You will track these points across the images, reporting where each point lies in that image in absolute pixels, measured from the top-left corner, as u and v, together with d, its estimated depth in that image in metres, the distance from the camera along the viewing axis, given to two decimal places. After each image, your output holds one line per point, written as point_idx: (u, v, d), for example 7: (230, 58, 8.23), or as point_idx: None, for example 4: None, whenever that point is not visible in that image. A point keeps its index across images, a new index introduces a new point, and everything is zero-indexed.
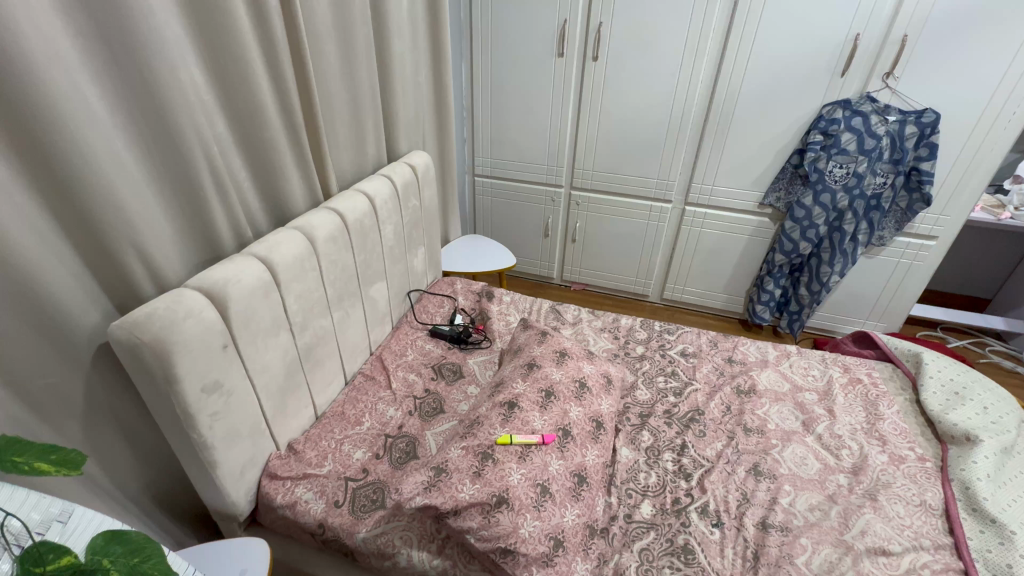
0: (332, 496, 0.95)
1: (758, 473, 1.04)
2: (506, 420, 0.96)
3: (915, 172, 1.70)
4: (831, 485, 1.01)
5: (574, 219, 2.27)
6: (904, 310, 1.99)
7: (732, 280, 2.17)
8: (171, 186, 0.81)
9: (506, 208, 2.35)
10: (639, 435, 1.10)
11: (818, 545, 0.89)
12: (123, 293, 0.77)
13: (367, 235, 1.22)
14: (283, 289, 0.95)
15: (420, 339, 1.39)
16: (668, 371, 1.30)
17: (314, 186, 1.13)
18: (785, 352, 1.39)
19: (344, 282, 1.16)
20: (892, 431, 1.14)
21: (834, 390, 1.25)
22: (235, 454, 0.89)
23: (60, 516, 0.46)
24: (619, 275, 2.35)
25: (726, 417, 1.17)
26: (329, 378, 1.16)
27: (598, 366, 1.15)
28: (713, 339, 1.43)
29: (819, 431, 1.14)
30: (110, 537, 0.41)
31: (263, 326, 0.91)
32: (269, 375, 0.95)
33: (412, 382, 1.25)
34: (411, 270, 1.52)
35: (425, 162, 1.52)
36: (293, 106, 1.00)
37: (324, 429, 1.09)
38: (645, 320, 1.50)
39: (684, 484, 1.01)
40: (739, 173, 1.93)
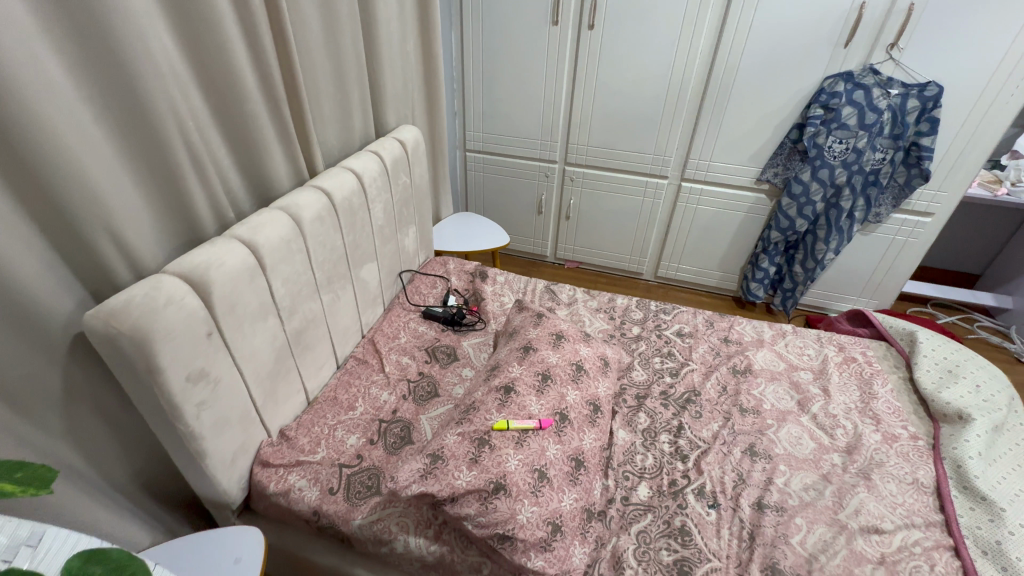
0: (326, 483, 0.93)
1: (754, 453, 1.04)
2: (503, 405, 0.94)
3: (915, 147, 1.67)
4: (825, 464, 1.02)
5: (568, 195, 2.23)
6: (896, 287, 2.00)
7: (726, 257, 2.16)
8: (144, 165, 0.76)
9: (499, 185, 2.29)
10: (636, 417, 1.10)
11: (812, 524, 0.90)
12: (98, 279, 0.72)
13: (356, 214, 1.17)
14: (269, 273, 0.91)
15: (413, 321, 1.36)
16: (664, 352, 1.29)
17: (298, 162, 1.07)
18: (780, 331, 1.39)
19: (333, 264, 1.12)
20: (885, 409, 1.15)
21: (829, 368, 1.25)
22: (224, 443, 0.87)
23: (29, 540, 0.42)
24: (613, 253, 2.33)
25: (722, 397, 1.17)
26: (320, 363, 1.13)
27: (595, 348, 1.14)
28: (709, 319, 1.42)
29: (814, 410, 1.14)
30: (88, 557, 0.36)
31: (250, 311, 0.87)
32: (257, 362, 0.92)
33: (405, 365, 1.23)
34: (403, 250, 1.47)
35: (414, 138, 1.46)
36: (273, 77, 0.93)
37: (316, 415, 1.07)
38: (641, 300, 1.48)
39: (680, 465, 1.01)
40: (736, 148, 1.89)
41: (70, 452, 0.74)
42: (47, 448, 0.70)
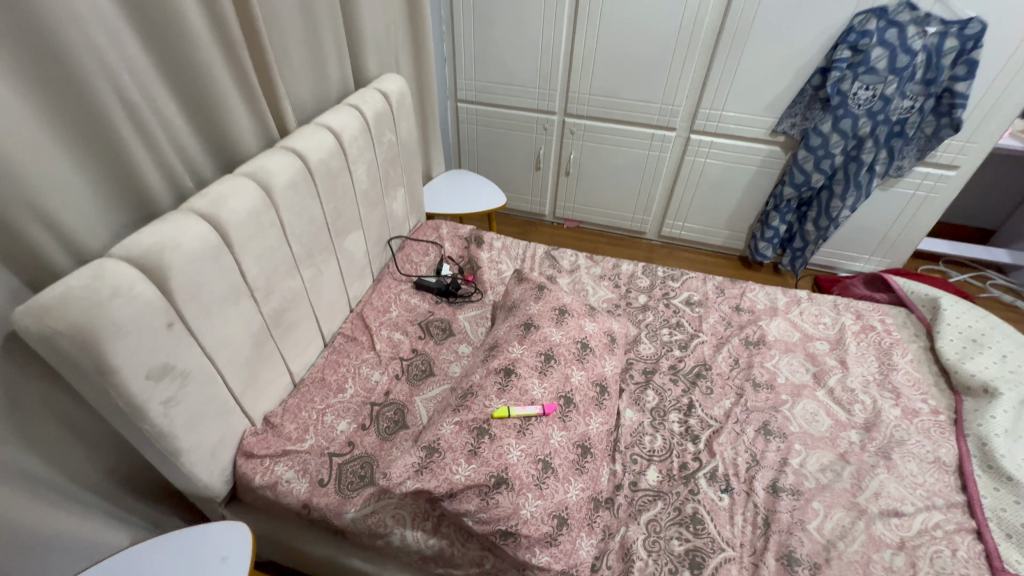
0: (316, 475, 0.87)
1: (768, 432, 0.98)
2: (503, 390, 0.87)
3: (948, 93, 1.52)
4: (842, 443, 0.97)
5: (568, 150, 2.08)
6: (911, 245, 1.91)
7: (735, 215, 2.05)
8: (71, 128, 0.63)
9: (494, 139, 2.13)
10: (644, 395, 1.03)
11: (830, 509, 0.85)
12: (31, 266, 0.62)
13: (336, 179, 1.05)
14: (237, 250, 0.81)
15: (404, 293, 1.27)
16: (673, 323, 1.22)
17: (265, 120, 0.94)
18: (795, 298, 1.31)
19: (313, 235, 1.01)
20: (905, 382, 1.09)
21: (846, 338, 1.18)
22: (201, 438, 0.80)
23: None
24: (616, 212, 2.21)
25: (734, 371, 1.11)
26: (305, 342, 1.05)
27: (600, 323, 1.06)
28: (719, 285, 1.33)
29: (830, 384, 1.08)
30: None
31: (218, 295, 0.78)
32: (232, 349, 0.83)
33: (397, 342, 1.15)
34: (391, 215, 1.36)
35: (399, 88, 1.31)
36: (225, 17, 0.78)
37: (303, 399, 1.00)
38: (647, 266, 1.39)
39: (691, 447, 0.95)
40: (752, 96, 1.73)
41: (25, 458, 0.66)
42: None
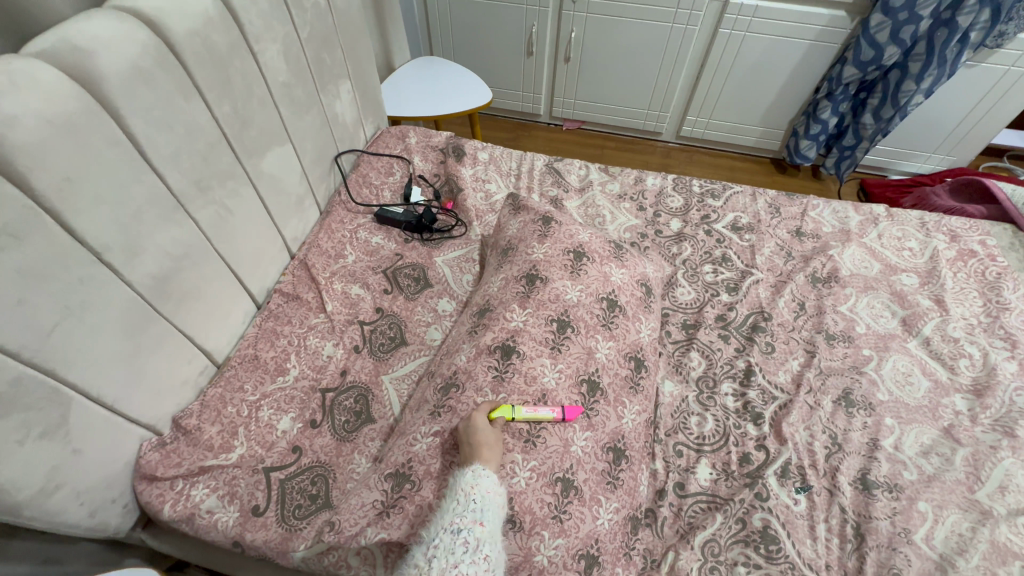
0: (249, 500, 0.64)
1: (850, 403, 0.75)
2: (501, 380, 0.61)
3: None
4: (946, 414, 0.74)
5: (568, 26, 1.62)
6: (986, 137, 1.57)
7: (774, 107, 1.67)
8: None
9: (472, 13, 1.66)
10: (687, 360, 0.78)
11: (942, 511, 0.64)
12: None
13: (229, 64, 0.68)
14: (46, 189, 0.48)
15: (362, 230, 0.96)
16: (717, 257, 0.93)
17: None
18: (871, 216, 1.01)
19: (203, 156, 0.67)
20: (1020, 325, 0.84)
21: (942, 270, 0.91)
22: (56, 477, 0.54)
23: None
24: (626, 108, 1.82)
25: (800, 320, 0.85)
26: (224, 311, 0.75)
27: (630, 268, 0.77)
28: (774, 203, 1.02)
29: (925, 333, 0.83)
30: None
31: (27, 270, 0.47)
32: (83, 347, 0.54)
33: (356, 299, 0.86)
34: (336, 122, 0.99)
35: None
36: None
37: (228, 388, 0.72)
38: (679, 180, 1.07)
39: (752, 430, 0.72)
40: None
41: None
42: None
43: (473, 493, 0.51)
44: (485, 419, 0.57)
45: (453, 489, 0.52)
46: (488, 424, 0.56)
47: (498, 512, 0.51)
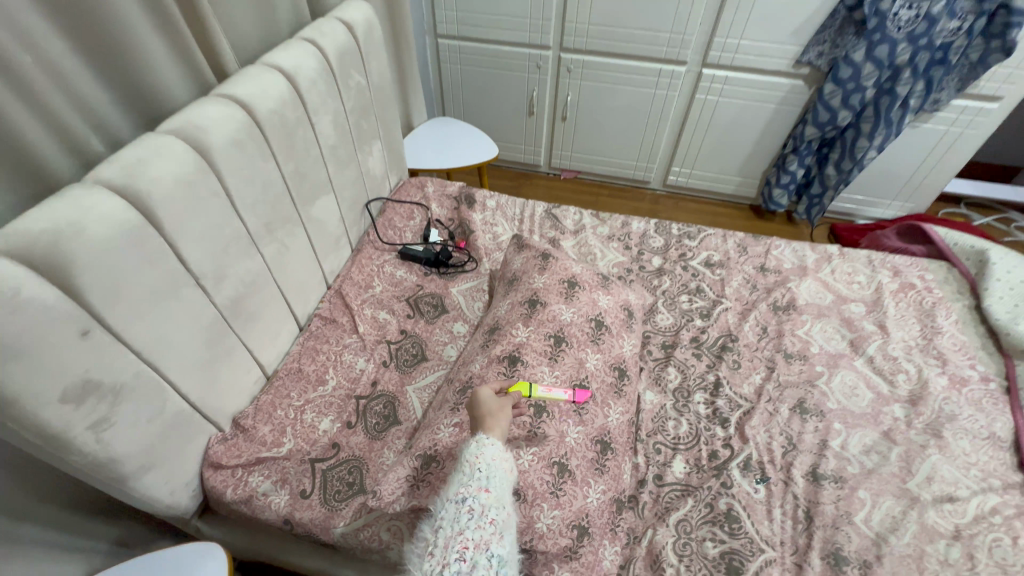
0: (297, 485, 0.76)
1: (804, 410, 0.88)
2: (509, 383, 0.75)
3: (1003, 11, 1.32)
4: (886, 420, 0.87)
5: (564, 91, 1.86)
6: (938, 187, 1.77)
7: (748, 160, 1.88)
8: None
9: (480, 80, 1.90)
10: (665, 374, 0.92)
11: (878, 497, 0.76)
12: None
13: (294, 134, 0.87)
14: (170, 231, 0.64)
15: (388, 265, 1.12)
16: (692, 288, 1.08)
17: (196, 63, 0.74)
18: (825, 254, 1.17)
19: (271, 204, 0.84)
20: (950, 347, 0.98)
21: (884, 300, 1.06)
22: (152, 457, 0.67)
23: None
24: (617, 160, 2.03)
25: (763, 341, 0.99)
26: (275, 330, 0.90)
27: (615, 295, 0.92)
28: (741, 243, 1.19)
29: (869, 352, 0.97)
30: None
31: (153, 290, 0.63)
32: (179, 352, 0.68)
33: (383, 322, 1.01)
34: (367, 174, 1.18)
35: (367, 19, 1.09)
36: None
37: (278, 395, 0.86)
38: (660, 223, 1.24)
39: (720, 432, 0.85)
40: (776, 21, 1.51)
41: None
42: None
43: (478, 464, 0.55)
44: (490, 393, 0.66)
45: (460, 464, 0.56)
46: (491, 396, 0.65)
47: (502, 480, 0.56)
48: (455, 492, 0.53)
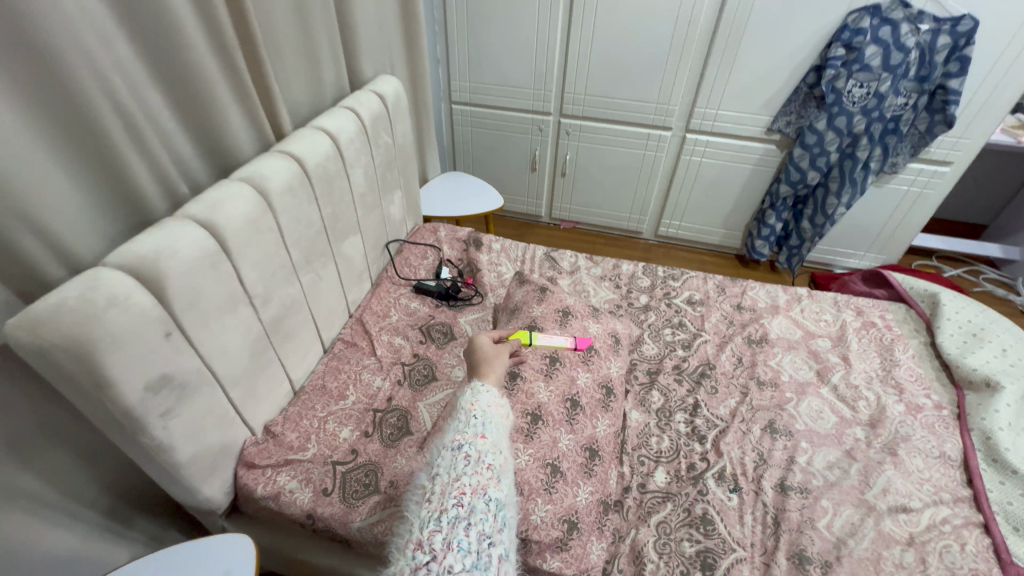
0: (319, 484, 0.86)
1: (774, 430, 0.98)
2: (510, 394, 0.86)
3: (941, 90, 1.54)
4: (848, 440, 0.97)
5: (564, 150, 2.07)
6: (906, 240, 1.93)
7: (731, 213, 2.06)
8: (63, 137, 0.61)
9: (488, 140, 2.12)
10: (649, 396, 1.03)
11: (839, 506, 0.85)
12: (25, 278, 0.60)
13: (334, 183, 1.03)
14: (235, 257, 0.79)
15: (403, 297, 1.25)
16: (675, 323, 1.21)
17: (262, 125, 0.92)
18: (796, 295, 1.31)
19: (311, 240, 0.99)
20: (907, 377, 1.09)
21: (848, 335, 1.18)
22: (200, 450, 0.77)
23: None
24: (612, 211, 2.21)
25: (738, 370, 1.11)
26: (305, 350, 1.03)
27: (604, 324, 1.05)
28: (720, 284, 1.33)
29: (834, 381, 1.08)
30: None
31: (218, 305, 0.76)
32: (231, 359, 0.81)
33: (398, 346, 1.13)
34: (388, 219, 1.34)
35: (395, 90, 1.29)
36: (220, 19, 0.77)
37: (305, 407, 0.97)
38: (647, 266, 1.38)
39: (698, 447, 0.95)
40: (748, 95, 1.74)
41: (16, 475, 0.64)
42: None
43: (476, 410, 0.66)
44: (486, 342, 0.81)
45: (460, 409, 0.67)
46: (487, 343, 0.81)
47: (495, 427, 0.65)
48: (453, 439, 0.62)
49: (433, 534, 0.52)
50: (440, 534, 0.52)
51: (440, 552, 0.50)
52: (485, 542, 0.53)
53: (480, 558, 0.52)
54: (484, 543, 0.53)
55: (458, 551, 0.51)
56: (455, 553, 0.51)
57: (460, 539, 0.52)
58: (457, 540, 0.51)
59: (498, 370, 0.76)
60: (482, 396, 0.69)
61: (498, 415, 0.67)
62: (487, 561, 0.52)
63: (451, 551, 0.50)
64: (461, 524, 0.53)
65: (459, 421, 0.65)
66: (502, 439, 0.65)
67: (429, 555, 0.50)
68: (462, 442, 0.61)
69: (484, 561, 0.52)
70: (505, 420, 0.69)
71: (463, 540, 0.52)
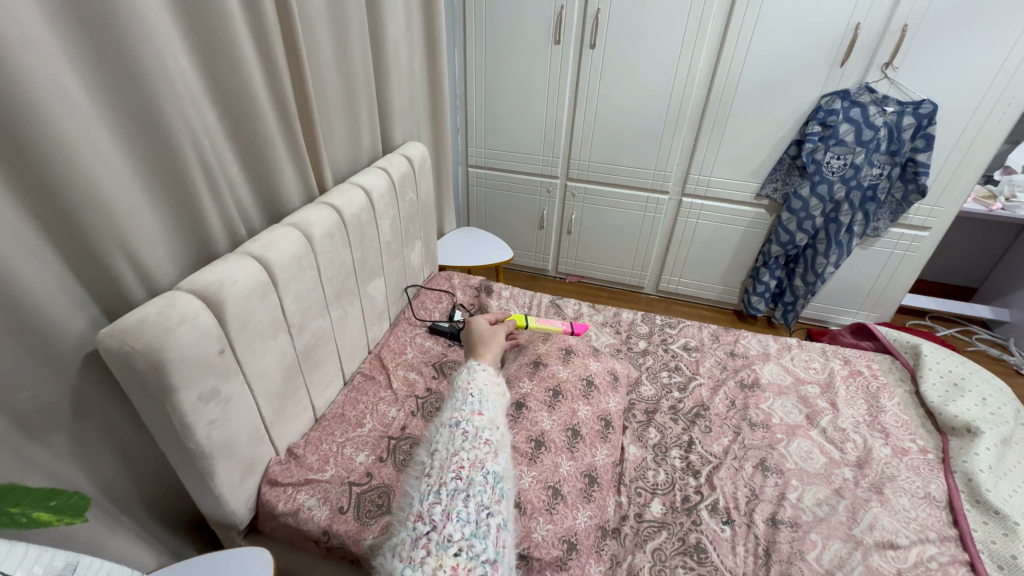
0: (336, 502, 0.91)
1: (765, 468, 1.04)
2: (516, 421, 0.94)
3: (911, 163, 1.70)
4: (837, 479, 1.02)
5: (569, 210, 2.25)
6: (896, 299, 2.03)
7: (727, 271, 2.19)
8: (159, 183, 0.75)
9: (500, 200, 2.31)
10: (646, 432, 1.09)
11: (828, 540, 0.89)
12: (111, 298, 0.72)
13: (365, 231, 1.17)
14: (280, 289, 0.91)
15: (418, 337, 1.35)
16: (671, 366, 1.29)
17: (309, 180, 1.08)
18: (786, 344, 1.39)
19: (342, 279, 1.11)
20: (893, 423, 1.15)
21: (836, 382, 1.25)
22: (233, 462, 0.85)
23: None
24: (615, 267, 2.35)
25: (731, 411, 1.17)
26: (328, 380, 1.12)
27: (603, 363, 1.14)
28: (714, 333, 1.42)
29: (822, 424, 1.14)
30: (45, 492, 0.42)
31: (262, 330, 0.87)
32: (267, 380, 0.90)
33: (413, 381, 1.20)
34: (408, 265, 1.47)
35: (421, 154, 1.48)
36: (286, 95, 0.94)
37: (325, 432, 1.05)
38: (646, 315, 1.48)
39: (692, 481, 1.00)
40: (737, 164, 1.92)
41: (75, 472, 0.72)
42: (53, 467, 0.68)
43: (469, 388, 0.84)
44: (481, 324, 1.14)
45: (457, 387, 0.86)
46: (482, 325, 1.14)
47: (486, 402, 0.82)
48: (450, 417, 0.77)
49: (432, 506, 0.64)
50: (439, 506, 0.64)
51: (440, 523, 0.62)
52: (483, 513, 0.65)
53: (479, 526, 0.64)
54: (482, 514, 0.65)
55: (458, 521, 0.63)
56: (454, 523, 0.63)
57: (459, 511, 0.64)
58: (456, 512, 0.64)
59: (494, 351, 1.05)
60: (476, 374, 0.88)
61: (488, 389, 0.86)
62: (485, 529, 0.64)
63: (450, 522, 0.62)
64: (459, 497, 0.66)
65: (455, 400, 0.82)
66: (494, 412, 0.82)
67: (429, 526, 0.62)
68: (459, 419, 0.76)
69: (483, 527, 0.64)
70: (495, 393, 0.87)
71: (462, 512, 0.64)
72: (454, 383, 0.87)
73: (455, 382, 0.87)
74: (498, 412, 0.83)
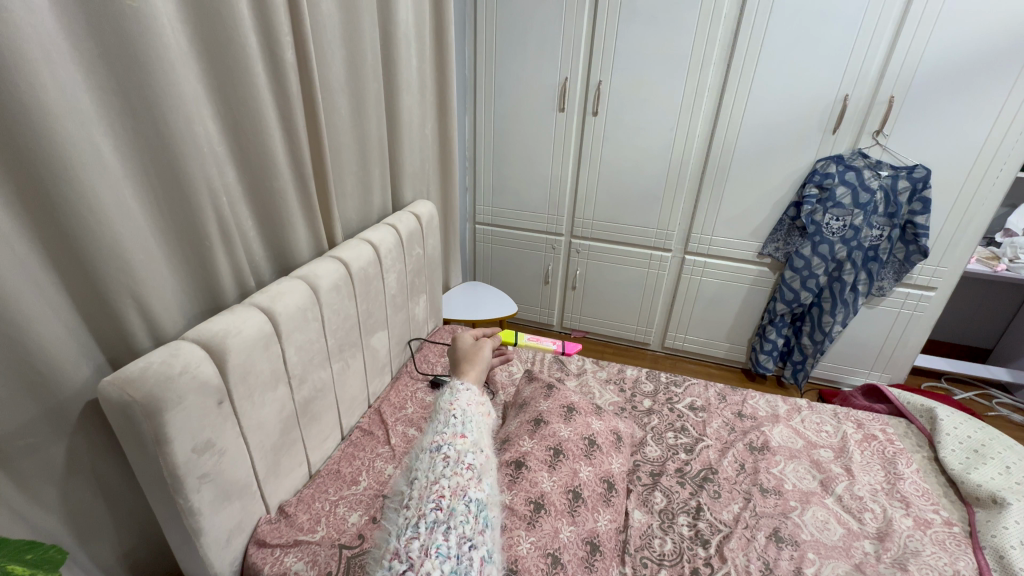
0: (325, 566, 0.85)
1: (779, 539, 0.97)
2: (513, 481, 0.90)
3: (910, 225, 1.75)
4: (856, 553, 0.95)
5: (574, 266, 2.29)
6: (907, 359, 2.00)
7: (733, 329, 2.18)
8: (176, 234, 0.78)
9: (506, 256, 2.36)
10: (651, 497, 1.05)
11: None
12: (117, 346, 0.73)
13: (371, 284, 1.20)
14: (284, 340, 0.92)
15: (419, 391, 1.33)
16: (677, 427, 1.26)
17: (318, 234, 1.11)
18: (795, 406, 1.36)
19: (346, 331, 1.12)
20: (914, 491, 1.09)
21: (850, 446, 1.21)
22: (222, 519, 0.82)
23: None
24: (620, 323, 2.34)
25: (740, 476, 1.13)
26: (326, 433, 1.10)
27: (606, 422, 1.12)
28: (721, 393, 1.39)
29: (838, 491, 1.09)
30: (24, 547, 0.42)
31: (262, 380, 0.87)
32: (264, 432, 0.89)
33: (411, 437, 1.17)
34: (413, 319, 1.49)
35: (429, 212, 1.53)
36: (303, 156, 1.00)
37: (318, 490, 1.02)
38: (650, 372, 1.46)
39: (701, 552, 0.95)
40: (738, 223, 1.96)
41: (58, 525, 0.70)
42: (37, 517, 0.67)
43: (451, 410, 0.87)
44: (466, 339, 1.21)
45: (441, 407, 0.89)
46: (467, 339, 1.20)
47: (469, 423, 0.86)
48: (432, 441, 0.80)
49: (410, 543, 0.64)
50: (417, 541, 0.64)
51: (418, 561, 0.62)
52: (466, 546, 0.66)
53: (460, 562, 0.65)
54: (464, 548, 0.66)
55: (437, 557, 0.63)
56: (433, 559, 0.63)
57: (438, 546, 0.64)
58: (435, 547, 0.64)
59: (478, 371, 1.06)
60: (458, 395, 0.92)
61: (471, 410, 0.89)
62: (466, 564, 0.65)
63: (428, 558, 0.62)
64: (439, 530, 0.66)
65: (438, 423, 0.85)
66: (477, 433, 0.85)
67: (406, 564, 0.62)
68: (440, 443, 0.79)
69: (465, 563, 0.65)
70: (478, 412, 0.91)
71: (442, 547, 0.64)
72: (437, 406, 0.90)
73: (438, 404, 0.90)
74: (480, 432, 0.86)
